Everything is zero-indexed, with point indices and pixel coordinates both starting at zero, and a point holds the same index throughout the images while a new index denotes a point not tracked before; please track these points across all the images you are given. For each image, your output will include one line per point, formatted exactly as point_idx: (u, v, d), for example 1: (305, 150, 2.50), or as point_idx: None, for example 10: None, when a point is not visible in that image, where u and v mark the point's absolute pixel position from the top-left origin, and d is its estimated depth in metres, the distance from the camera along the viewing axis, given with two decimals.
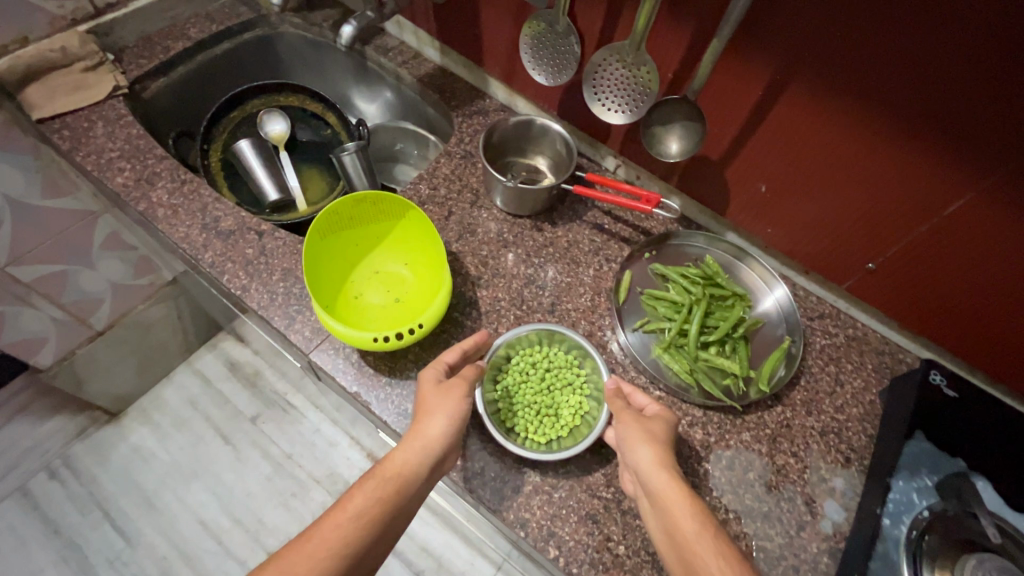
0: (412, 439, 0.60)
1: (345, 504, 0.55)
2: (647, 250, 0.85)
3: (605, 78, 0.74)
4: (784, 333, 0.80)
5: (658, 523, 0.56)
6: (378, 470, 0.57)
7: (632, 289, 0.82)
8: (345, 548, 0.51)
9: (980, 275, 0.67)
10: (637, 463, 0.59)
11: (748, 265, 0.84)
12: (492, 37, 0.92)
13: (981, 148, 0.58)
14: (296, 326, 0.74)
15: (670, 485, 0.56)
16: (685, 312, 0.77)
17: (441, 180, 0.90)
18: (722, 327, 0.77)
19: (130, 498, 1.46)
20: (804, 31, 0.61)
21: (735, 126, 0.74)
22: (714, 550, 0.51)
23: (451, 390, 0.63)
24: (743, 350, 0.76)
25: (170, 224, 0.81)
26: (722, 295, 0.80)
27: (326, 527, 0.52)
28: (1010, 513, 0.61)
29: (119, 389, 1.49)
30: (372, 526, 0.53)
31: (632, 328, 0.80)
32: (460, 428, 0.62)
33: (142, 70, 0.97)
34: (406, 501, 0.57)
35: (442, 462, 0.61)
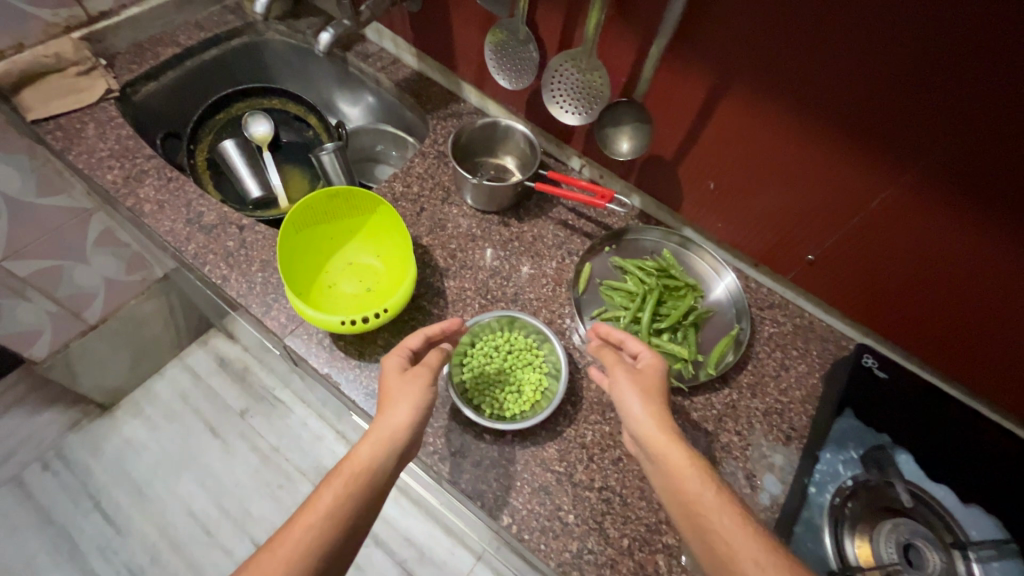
0: (377, 430, 0.61)
1: (314, 507, 0.55)
2: (607, 243, 0.90)
3: (562, 82, 0.79)
4: (734, 319, 0.85)
5: (658, 480, 0.58)
6: (343, 470, 0.58)
7: (592, 280, 0.88)
8: (318, 552, 0.53)
9: (906, 262, 0.73)
10: (634, 421, 0.61)
11: (700, 256, 0.90)
12: (463, 44, 0.98)
13: (896, 143, 0.64)
14: (273, 313, 0.79)
15: (669, 442, 0.58)
16: (638, 300, 0.83)
17: (414, 178, 0.96)
18: (673, 315, 0.82)
19: (120, 489, 1.50)
20: (737, 38, 0.66)
21: (683, 126, 0.79)
22: (719, 506, 0.53)
23: (414, 379, 0.65)
24: (693, 337, 0.82)
25: (156, 219, 0.86)
26: (677, 285, 0.85)
27: (297, 533, 0.53)
28: (928, 483, 0.67)
29: (111, 383, 1.54)
30: (342, 527, 0.55)
31: (590, 317, 0.85)
32: (423, 416, 0.64)
33: (133, 75, 1.02)
34: (375, 492, 0.58)
35: (407, 448, 0.62)
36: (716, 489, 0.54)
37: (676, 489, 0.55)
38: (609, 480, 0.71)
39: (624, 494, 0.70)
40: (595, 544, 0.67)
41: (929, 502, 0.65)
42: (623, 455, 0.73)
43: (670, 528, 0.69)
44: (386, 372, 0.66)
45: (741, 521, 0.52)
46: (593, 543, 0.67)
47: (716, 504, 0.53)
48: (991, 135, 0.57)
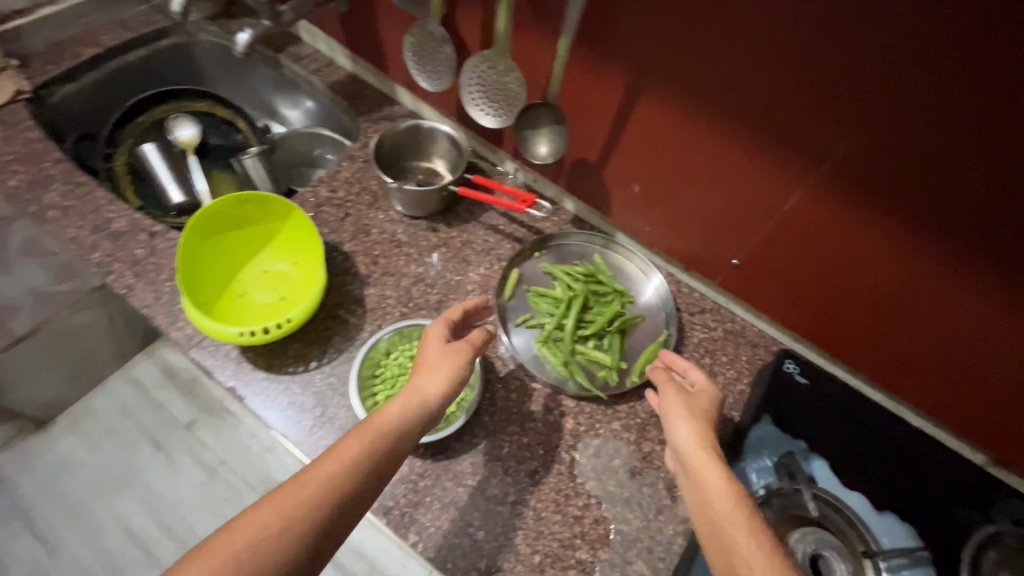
0: (410, 395, 0.61)
1: (339, 453, 0.54)
2: (537, 249, 0.88)
3: (480, 83, 0.78)
4: (664, 326, 0.84)
5: (690, 498, 0.58)
6: (375, 423, 0.57)
7: (520, 286, 0.85)
8: (338, 498, 0.52)
9: (825, 265, 0.72)
10: (676, 438, 0.62)
11: (628, 259, 0.89)
12: (392, 46, 0.96)
13: (804, 145, 0.63)
14: (179, 323, 0.76)
15: (710, 464, 0.58)
16: (563, 307, 0.81)
17: (341, 183, 0.93)
18: (598, 321, 0.80)
19: (56, 508, 1.44)
20: (649, 35, 0.65)
21: (603, 128, 0.78)
22: (745, 532, 0.52)
23: (454, 353, 0.65)
24: (618, 345, 0.80)
25: (60, 225, 0.82)
26: (605, 291, 0.84)
27: (320, 476, 0.52)
28: (839, 489, 0.71)
29: (46, 397, 1.48)
30: (364, 477, 0.54)
31: (515, 324, 0.82)
32: (454, 389, 0.64)
33: (48, 76, 0.98)
34: (395, 454, 0.57)
35: (433, 417, 0.62)
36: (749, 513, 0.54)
37: (706, 510, 0.55)
38: (523, 494, 0.69)
39: (537, 507, 0.69)
40: (505, 561, 0.65)
41: (835, 507, 0.69)
42: (539, 468, 0.71)
43: (582, 543, 0.67)
44: (426, 342, 0.67)
45: (767, 551, 0.51)
46: (503, 560, 0.65)
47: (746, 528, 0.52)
48: (894, 134, 0.56)
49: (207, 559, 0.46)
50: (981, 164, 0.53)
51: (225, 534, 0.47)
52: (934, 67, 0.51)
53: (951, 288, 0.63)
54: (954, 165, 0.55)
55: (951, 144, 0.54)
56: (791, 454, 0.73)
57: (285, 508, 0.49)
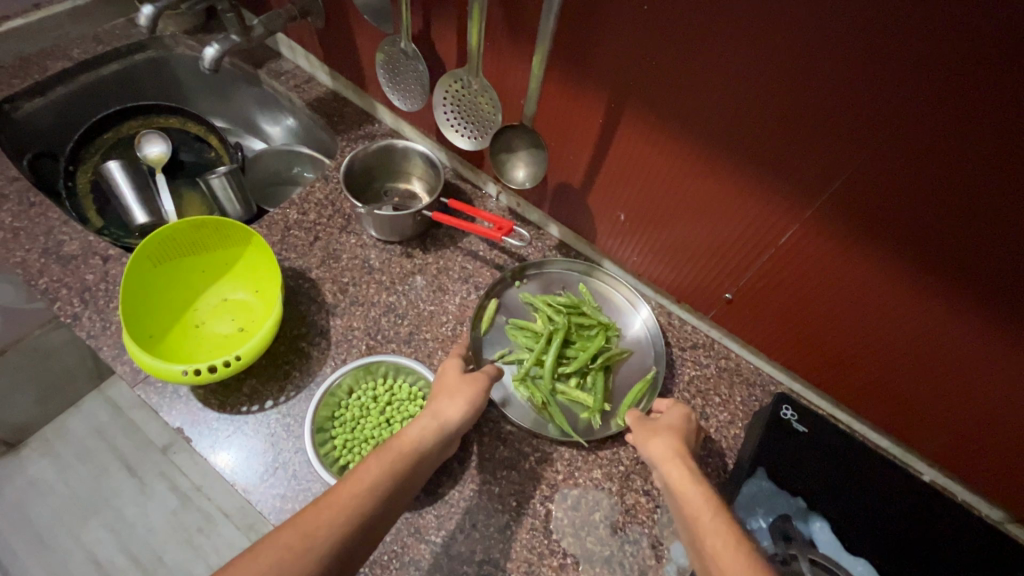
0: (426, 417, 0.58)
1: (360, 475, 0.50)
2: (519, 278, 0.83)
3: (455, 104, 0.74)
4: (651, 364, 0.78)
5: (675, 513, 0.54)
6: (395, 445, 0.54)
7: (498, 318, 0.80)
8: (360, 519, 0.47)
9: (824, 303, 0.66)
10: (649, 455, 0.59)
11: (614, 287, 0.83)
12: (370, 63, 0.91)
13: (797, 177, 0.58)
14: (126, 356, 0.70)
15: (680, 475, 0.54)
16: (542, 342, 0.74)
17: (312, 205, 0.88)
18: (580, 358, 0.73)
19: (20, 535, 1.38)
20: (631, 55, 0.60)
21: (587, 152, 0.73)
22: (714, 531, 0.47)
23: (475, 379, 0.63)
24: (601, 383, 0.72)
25: (7, 248, 0.77)
26: (589, 324, 0.77)
27: (343, 498, 0.48)
28: (842, 555, 0.64)
29: (18, 418, 1.42)
30: (390, 499, 0.50)
31: (491, 359, 0.76)
32: (473, 415, 0.61)
33: (12, 89, 0.93)
34: (414, 479, 0.53)
35: (449, 444, 0.59)
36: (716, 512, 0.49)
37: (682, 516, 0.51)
38: (491, 552, 0.63)
39: (506, 568, 0.62)
40: None
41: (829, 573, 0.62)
42: (511, 522, 0.65)
43: None
44: (444, 371, 0.65)
45: (736, 544, 0.46)
46: None
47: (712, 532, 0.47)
48: (896, 168, 0.51)
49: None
50: (988, 205, 0.48)
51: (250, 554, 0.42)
52: (935, 98, 0.46)
53: (959, 333, 0.58)
54: (959, 205, 0.50)
55: (958, 181, 0.49)
56: (787, 516, 0.66)
57: (309, 529, 0.45)
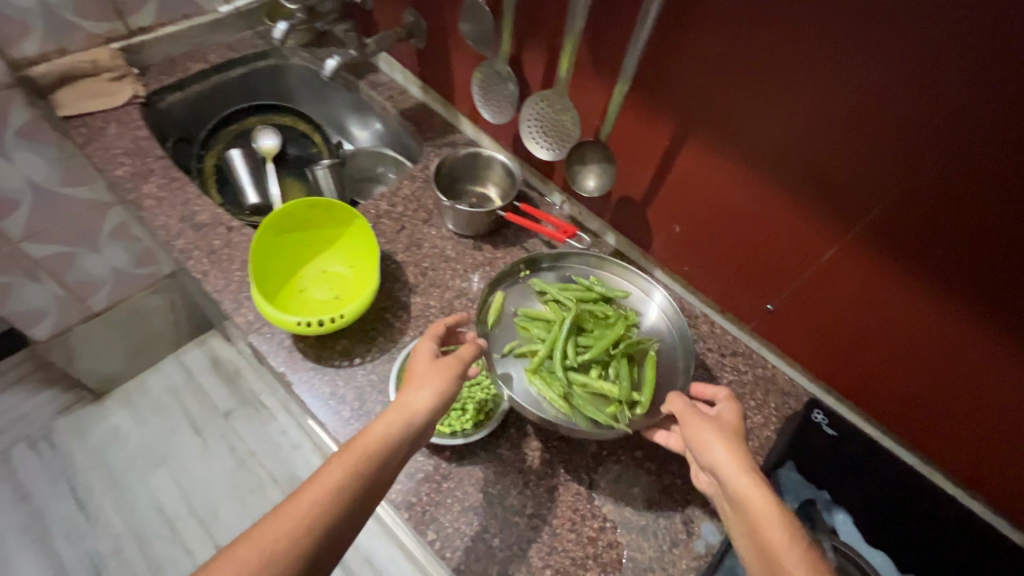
0: (393, 411, 0.62)
1: (324, 479, 0.55)
2: (525, 265, 0.87)
3: (537, 119, 0.84)
4: (673, 345, 0.82)
5: (740, 526, 0.57)
6: (360, 443, 0.59)
7: (506, 310, 0.84)
8: (326, 522, 0.53)
9: (858, 320, 0.73)
10: (715, 461, 0.61)
11: (628, 279, 0.88)
12: (460, 81, 1.05)
13: (840, 202, 0.65)
14: (242, 309, 0.83)
15: (757, 492, 0.57)
16: (555, 331, 0.79)
17: (400, 199, 1.00)
18: (598, 346, 0.78)
19: (98, 476, 1.54)
20: (696, 88, 0.70)
21: (648, 171, 0.83)
22: (802, 564, 0.51)
23: (443, 367, 0.67)
24: (624, 372, 0.76)
25: (153, 212, 0.92)
26: (605, 311, 0.82)
27: (306, 503, 0.53)
28: (863, 545, 0.73)
29: (108, 370, 1.62)
30: (353, 498, 0.55)
31: (500, 353, 0.80)
32: (442, 405, 0.65)
33: (161, 85, 1.11)
34: (381, 474, 0.59)
35: (419, 434, 0.63)
36: (801, 547, 0.53)
37: (757, 538, 0.54)
38: (540, 508, 0.71)
39: (553, 523, 0.70)
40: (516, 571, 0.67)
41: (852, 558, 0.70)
42: (559, 485, 0.73)
43: (594, 565, 0.68)
44: (415, 361, 0.69)
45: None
46: (514, 570, 0.67)
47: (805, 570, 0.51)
48: (927, 198, 0.59)
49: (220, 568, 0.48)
50: (1010, 234, 0.55)
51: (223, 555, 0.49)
52: (964, 140, 0.53)
53: (981, 353, 0.64)
54: (983, 232, 0.56)
55: (983, 211, 0.56)
56: (813, 503, 0.76)
57: (266, 543, 0.50)
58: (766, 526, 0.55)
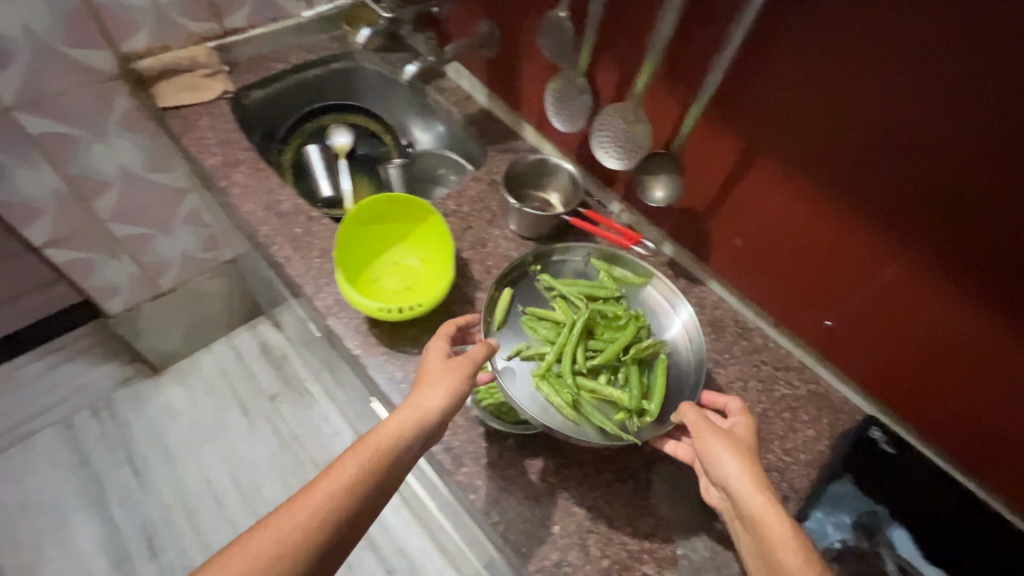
0: (407, 409, 0.66)
1: (336, 474, 0.59)
2: (535, 262, 0.90)
3: (608, 129, 0.86)
4: (683, 354, 0.83)
5: (754, 545, 0.60)
6: (372, 441, 0.62)
7: (514, 307, 0.85)
8: (338, 516, 0.57)
9: (917, 341, 0.74)
10: (729, 478, 0.63)
11: (653, 286, 0.89)
12: (529, 90, 1.10)
13: (909, 225, 0.67)
14: (322, 294, 0.89)
15: (770, 512, 0.59)
16: (563, 334, 0.80)
17: (466, 200, 1.06)
18: (608, 352, 0.79)
19: (152, 447, 1.63)
20: (771, 108, 0.73)
21: (713, 185, 0.86)
22: None
23: (456, 366, 0.70)
24: (634, 379, 0.77)
25: (241, 200, 0.99)
26: (615, 312, 0.84)
27: (319, 496, 0.57)
28: (921, 562, 0.72)
29: (167, 347, 1.71)
30: (364, 493, 0.59)
31: (507, 356, 0.80)
32: (454, 403, 0.68)
33: (248, 82, 1.19)
34: (392, 470, 0.62)
35: (432, 430, 0.66)
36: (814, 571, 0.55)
37: (771, 558, 0.57)
38: (598, 501, 0.74)
39: (611, 516, 0.73)
40: (575, 559, 0.70)
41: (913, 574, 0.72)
42: (616, 480, 0.76)
43: (649, 559, 0.71)
44: (428, 359, 0.72)
45: None
46: (573, 557, 0.70)
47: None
48: (999, 225, 0.60)
49: (239, 556, 0.52)
50: None
51: (243, 541, 0.53)
52: None
53: None
54: None
55: None
56: (874, 515, 0.76)
57: (280, 534, 0.54)
58: (779, 549, 0.57)
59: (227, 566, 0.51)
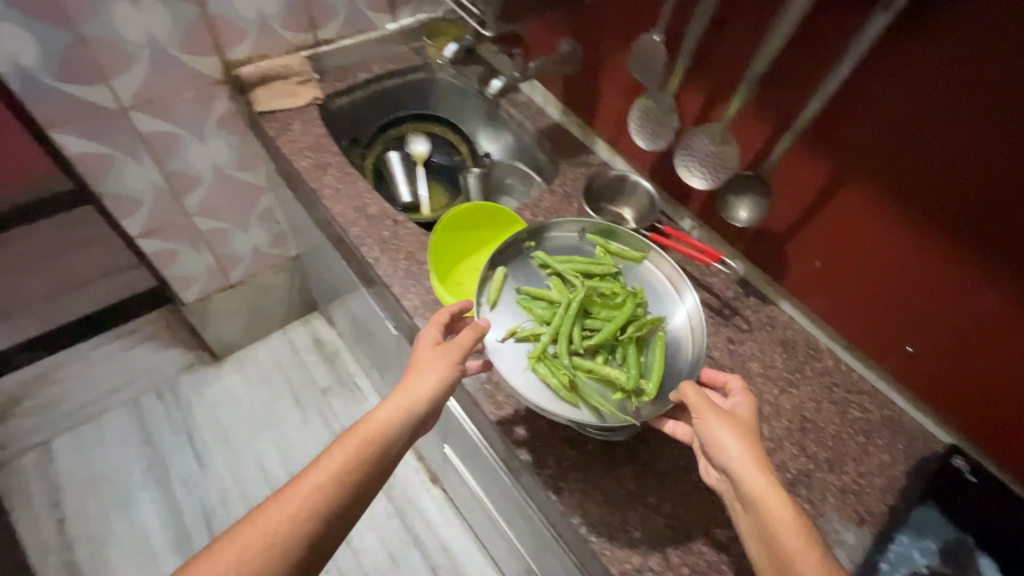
0: (393, 400, 0.71)
1: (324, 466, 0.65)
2: (529, 241, 0.92)
3: (694, 149, 0.89)
4: (679, 332, 0.85)
5: (752, 527, 0.63)
6: (359, 433, 0.68)
7: (508, 287, 0.88)
8: (326, 505, 0.63)
9: (1008, 371, 0.75)
10: (730, 458, 0.65)
11: (660, 265, 0.91)
12: (607, 108, 1.14)
13: (1008, 257, 0.69)
14: (409, 295, 0.93)
15: (771, 494, 0.62)
16: (557, 316, 0.82)
17: (542, 211, 1.09)
18: (604, 331, 0.81)
19: (212, 431, 1.70)
20: (868, 137, 0.75)
21: (797, 208, 0.88)
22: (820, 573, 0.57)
23: (442, 355, 0.75)
24: (631, 357, 0.80)
25: (332, 201, 1.05)
26: (611, 288, 0.87)
27: (307, 488, 0.63)
28: None
29: (230, 336, 1.79)
30: (350, 483, 0.65)
31: (502, 337, 0.83)
32: (441, 391, 0.73)
33: (335, 90, 1.25)
34: (379, 458, 0.68)
35: (419, 419, 0.72)
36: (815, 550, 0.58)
37: (771, 540, 0.60)
38: (677, 510, 0.77)
39: (689, 525, 0.76)
40: (656, 564, 0.73)
41: None
42: (693, 491, 0.78)
43: (729, 569, 0.73)
44: (418, 348, 0.77)
45: None
46: (654, 563, 0.73)
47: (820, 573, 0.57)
48: None
49: (234, 544, 0.58)
50: None
51: (235, 531, 0.59)
52: None
53: None
54: None
55: None
56: (961, 543, 0.76)
57: (270, 524, 0.60)
58: (778, 529, 0.60)
59: (222, 552, 0.57)
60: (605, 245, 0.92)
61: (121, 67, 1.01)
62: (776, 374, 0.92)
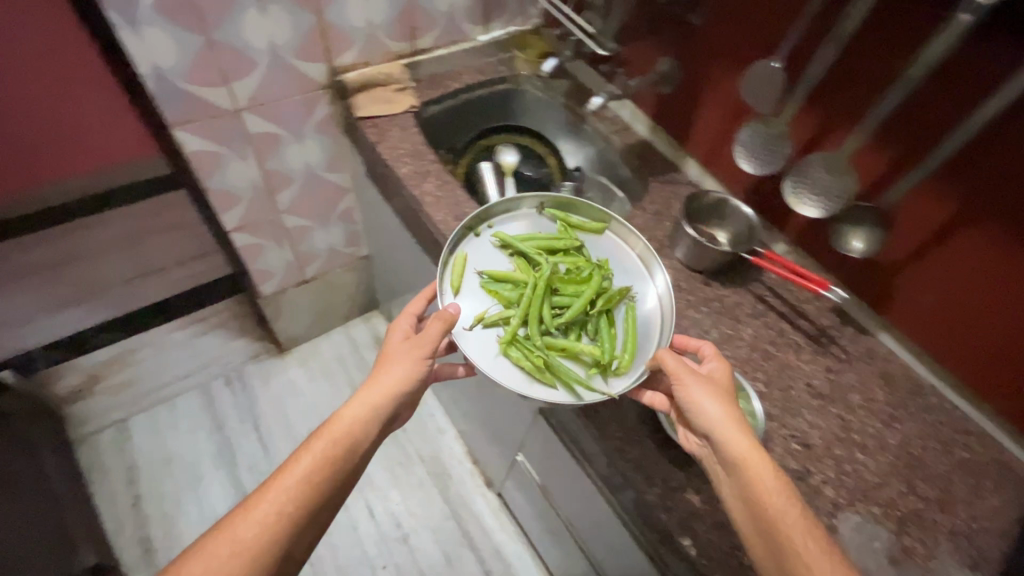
0: (357, 401, 0.78)
1: (292, 472, 0.71)
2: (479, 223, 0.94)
3: (808, 178, 0.89)
4: (643, 305, 0.90)
5: (734, 487, 0.68)
6: (324, 435, 0.75)
7: (470, 270, 0.90)
8: (293, 508, 0.69)
9: None
10: (708, 416, 0.71)
11: (631, 245, 0.95)
12: (703, 128, 1.14)
13: None
14: None
15: (749, 449, 0.68)
16: (526, 299, 0.86)
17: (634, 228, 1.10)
18: (574, 310, 0.86)
19: (277, 421, 1.75)
20: (1005, 180, 0.73)
21: (912, 242, 0.87)
22: (799, 527, 0.63)
23: (403, 350, 0.82)
24: (602, 332, 0.85)
25: (432, 209, 1.07)
26: (574, 264, 0.91)
27: (275, 491, 0.69)
28: None
29: (297, 330, 1.85)
30: (318, 483, 0.71)
31: (471, 323, 0.86)
32: (409, 385, 0.80)
33: (429, 98, 1.26)
34: (346, 456, 0.75)
35: (384, 415, 0.79)
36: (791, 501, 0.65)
37: (752, 494, 0.66)
38: None
39: None
40: None
41: None
42: None
43: None
44: (384, 348, 0.84)
45: (820, 546, 0.62)
46: None
47: (798, 525, 0.63)
48: None
49: (207, 552, 0.64)
50: None
51: (207, 539, 0.65)
52: None
53: None
54: None
55: None
56: None
57: (241, 530, 0.66)
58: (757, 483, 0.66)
59: (196, 556, 0.64)
60: (566, 219, 0.95)
61: (242, 72, 1.06)
62: (878, 407, 0.91)
